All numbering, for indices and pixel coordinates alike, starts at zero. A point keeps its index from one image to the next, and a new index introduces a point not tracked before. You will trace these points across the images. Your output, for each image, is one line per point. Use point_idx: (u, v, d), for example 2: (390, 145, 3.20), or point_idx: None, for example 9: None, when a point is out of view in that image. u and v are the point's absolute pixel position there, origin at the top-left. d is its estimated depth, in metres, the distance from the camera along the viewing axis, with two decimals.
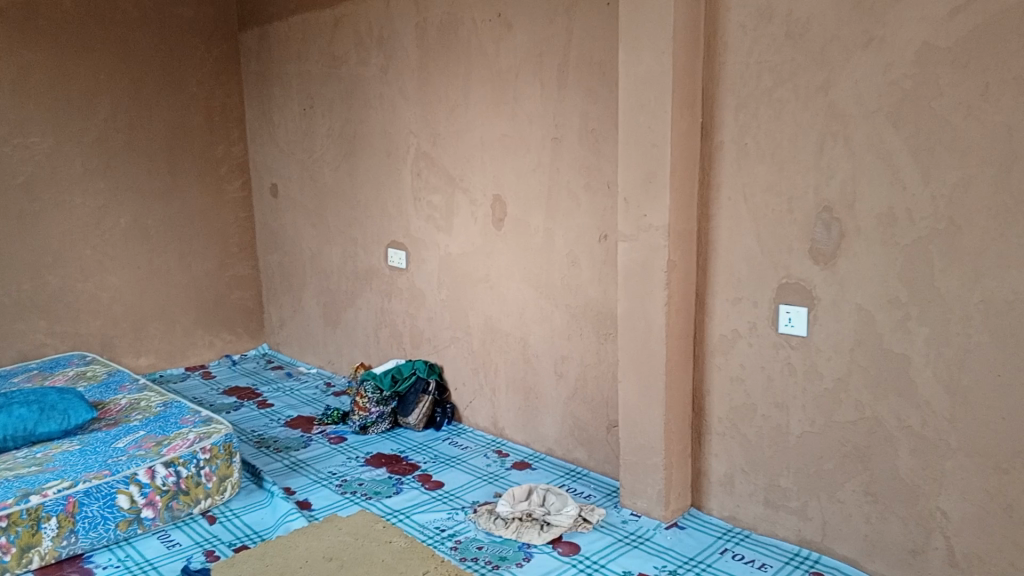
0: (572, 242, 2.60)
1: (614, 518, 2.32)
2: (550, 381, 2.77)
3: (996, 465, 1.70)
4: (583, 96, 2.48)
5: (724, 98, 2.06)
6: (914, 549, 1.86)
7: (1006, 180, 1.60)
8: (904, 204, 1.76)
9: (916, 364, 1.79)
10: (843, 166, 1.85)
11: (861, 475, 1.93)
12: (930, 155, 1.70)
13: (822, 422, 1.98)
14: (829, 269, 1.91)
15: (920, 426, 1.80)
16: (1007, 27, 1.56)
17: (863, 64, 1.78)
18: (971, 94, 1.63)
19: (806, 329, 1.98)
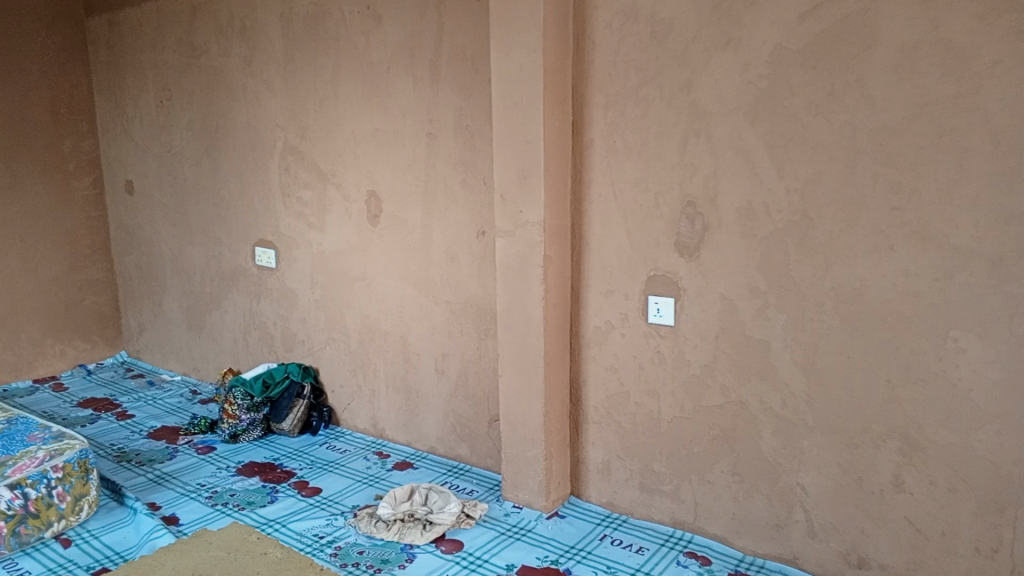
0: (450, 237, 2.58)
1: (496, 512, 2.33)
2: (431, 379, 2.74)
3: (847, 440, 1.82)
4: (457, 91, 2.47)
5: (593, 95, 2.11)
6: (777, 524, 1.97)
7: (851, 176, 1.72)
8: (761, 198, 1.86)
9: (775, 349, 1.89)
10: (706, 162, 1.92)
11: (728, 456, 2.02)
12: (784, 152, 1.80)
13: (691, 407, 2.07)
14: (694, 261, 1.99)
15: (780, 407, 1.91)
16: (849, 33, 1.67)
17: (722, 63, 1.86)
18: (819, 95, 1.73)
19: (674, 319, 2.05)
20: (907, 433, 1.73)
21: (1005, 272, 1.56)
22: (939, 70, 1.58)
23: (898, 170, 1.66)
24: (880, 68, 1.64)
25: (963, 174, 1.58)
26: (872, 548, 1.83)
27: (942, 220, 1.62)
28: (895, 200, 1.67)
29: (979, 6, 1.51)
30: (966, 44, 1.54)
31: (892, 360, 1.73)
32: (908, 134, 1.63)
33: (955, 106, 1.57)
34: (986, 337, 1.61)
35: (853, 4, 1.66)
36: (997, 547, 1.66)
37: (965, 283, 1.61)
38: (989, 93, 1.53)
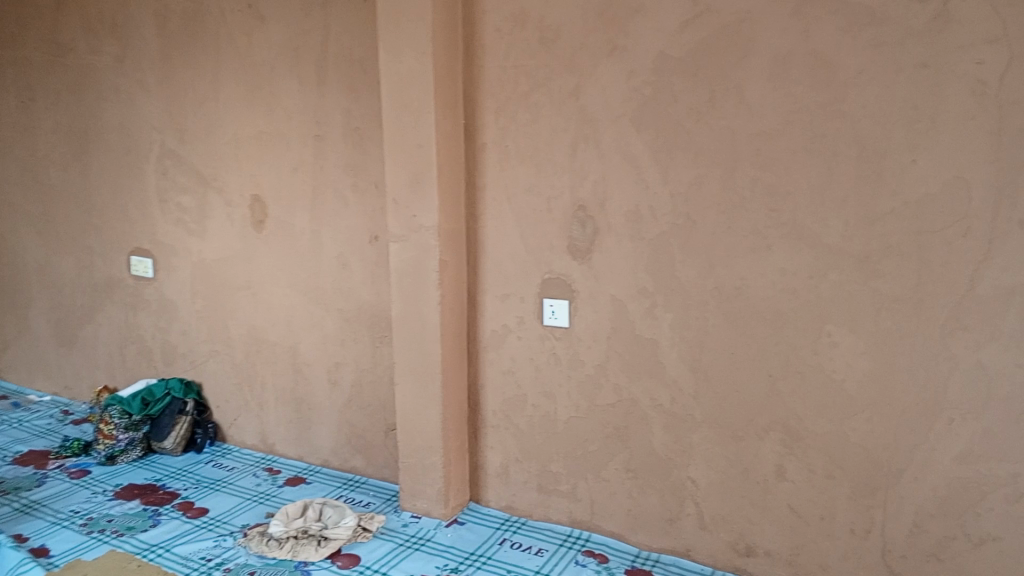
0: (341, 243, 2.52)
1: (394, 523, 2.28)
2: (323, 390, 2.67)
3: (733, 433, 1.90)
4: (345, 94, 2.41)
5: (484, 100, 2.11)
6: (670, 517, 2.03)
7: (731, 179, 1.79)
8: (648, 201, 1.91)
9: (664, 347, 1.95)
10: (595, 166, 1.96)
11: (622, 453, 2.06)
12: (669, 156, 1.86)
13: (586, 407, 2.10)
14: (586, 263, 2.02)
15: (669, 403, 1.97)
16: (727, 43, 1.74)
17: (609, 70, 1.90)
18: (700, 102, 1.80)
19: (568, 320, 2.08)
20: (788, 423, 1.82)
21: (872, 269, 1.66)
22: (808, 78, 1.67)
23: (774, 174, 1.74)
24: (756, 76, 1.72)
25: (833, 177, 1.68)
26: (758, 536, 1.91)
27: (814, 221, 1.71)
28: (772, 202, 1.75)
29: (844, 19, 1.61)
30: (833, 55, 1.64)
31: (773, 354, 1.81)
32: (783, 139, 1.72)
33: (824, 112, 1.66)
34: (856, 330, 1.70)
35: (730, 14, 1.73)
36: (870, 527, 1.76)
37: (836, 280, 1.71)
38: (854, 100, 1.63)
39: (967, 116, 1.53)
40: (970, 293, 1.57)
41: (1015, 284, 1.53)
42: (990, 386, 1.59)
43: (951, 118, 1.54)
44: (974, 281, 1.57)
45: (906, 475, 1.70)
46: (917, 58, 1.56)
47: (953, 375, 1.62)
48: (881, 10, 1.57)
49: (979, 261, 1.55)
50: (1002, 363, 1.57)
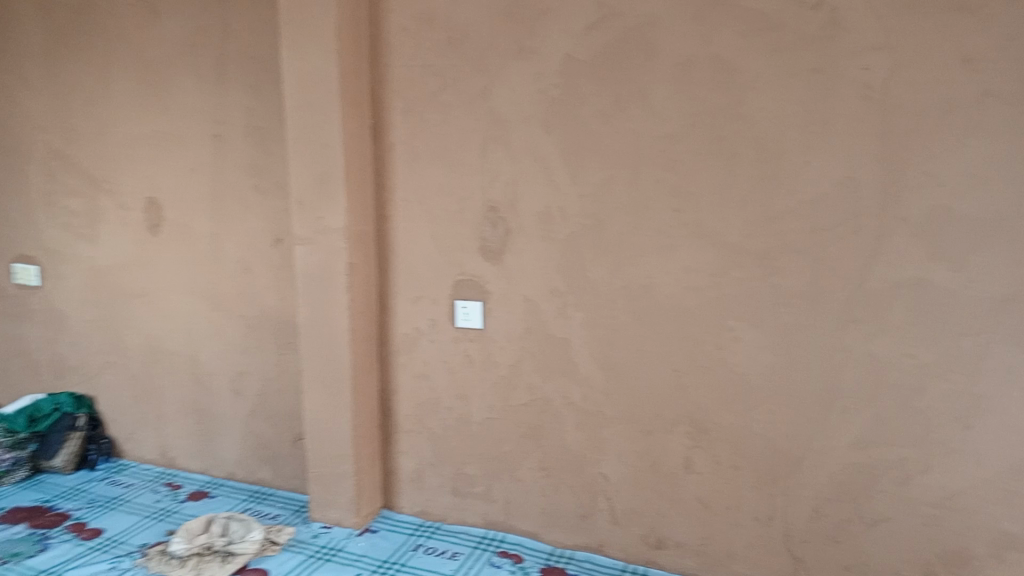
0: (243, 247, 2.43)
1: (304, 535, 2.22)
2: (227, 400, 2.56)
3: (643, 428, 1.93)
4: (246, 92, 2.33)
5: (391, 99, 2.07)
6: (584, 514, 2.05)
7: (637, 180, 1.83)
8: (557, 203, 1.92)
9: (576, 346, 1.97)
10: (504, 167, 1.96)
11: (536, 453, 2.07)
12: (578, 158, 1.88)
13: (500, 408, 2.09)
14: (498, 264, 2.02)
15: (582, 401, 1.99)
16: (631, 46, 1.78)
17: (517, 72, 1.90)
18: (607, 104, 1.82)
19: (481, 321, 2.07)
20: (695, 418, 1.87)
21: (771, 266, 1.73)
22: (709, 82, 1.72)
23: (678, 175, 1.79)
24: (659, 79, 1.76)
25: (733, 178, 1.73)
26: (668, 528, 1.96)
27: (716, 220, 1.77)
28: (676, 203, 1.80)
29: (742, 25, 1.67)
30: (732, 59, 1.69)
31: (680, 350, 1.85)
32: (686, 141, 1.77)
33: (724, 115, 1.72)
34: (757, 325, 1.77)
35: (635, 18, 1.77)
36: (773, 515, 1.83)
37: (738, 278, 1.77)
38: (752, 104, 1.69)
39: (856, 119, 1.61)
40: (860, 287, 1.66)
41: (901, 278, 1.62)
42: (880, 375, 1.67)
43: (841, 122, 1.62)
44: (865, 276, 1.65)
45: (805, 463, 1.77)
46: (809, 64, 1.63)
47: (847, 366, 1.70)
48: (776, 17, 1.64)
49: (869, 256, 1.64)
50: (891, 353, 1.66)
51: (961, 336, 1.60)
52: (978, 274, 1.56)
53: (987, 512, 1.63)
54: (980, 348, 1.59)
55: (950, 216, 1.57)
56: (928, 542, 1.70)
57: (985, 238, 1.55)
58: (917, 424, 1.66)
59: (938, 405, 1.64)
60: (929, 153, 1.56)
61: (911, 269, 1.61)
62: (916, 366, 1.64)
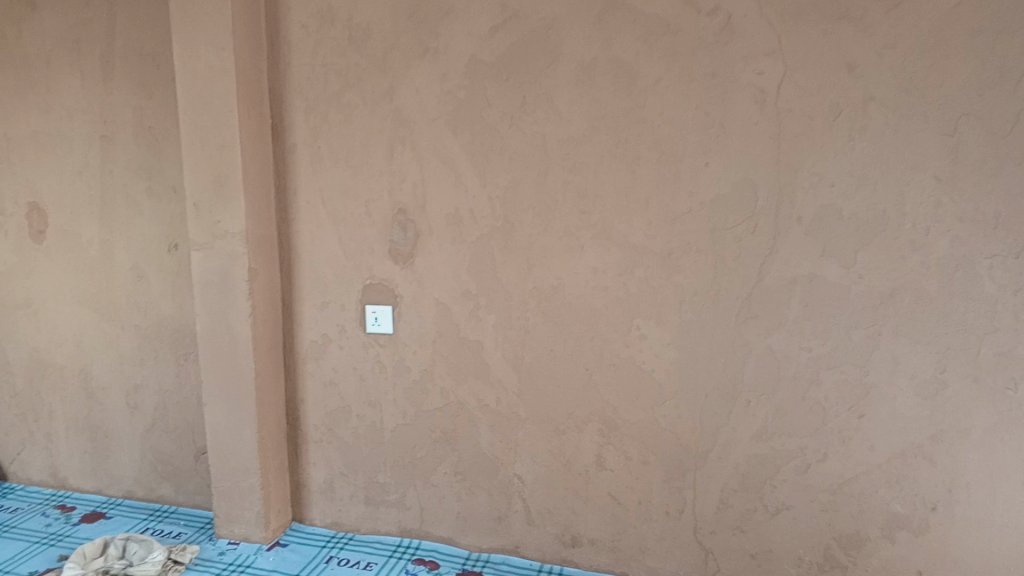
0: (136, 253, 2.31)
1: (209, 553, 2.13)
2: (123, 415, 2.43)
3: (556, 428, 1.95)
4: (136, 91, 2.22)
5: (292, 100, 2.01)
6: (499, 516, 2.05)
7: (545, 182, 1.84)
8: (466, 205, 1.91)
9: (488, 348, 1.96)
10: (412, 169, 1.93)
11: (450, 457, 2.06)
12: (485, 160, 1.87)
13: (412, 413, 2.07)
14: (407, 267, 1.99)
15: (495, 403, 1.99)
16: (535, 48, 1.79)
17: (422, 72, 1.88)
18: (513, 106, 1.83)
19: (392, 326, 2.03)
20: (606, 415, 1.90)
21: (675, 266, 1.78)
22: (612, 85, 1.75)
23: (584, 177, 1.81)
24: (564, 81, 1.78)
25: (637, 179, 1.77)
26: (582, 526, 1.98)
27: (622, 221, 1.80)
28: (583, 205, 1.82)
29: (642, 30, 1.71)
30: (633, 63, 1.73)
31: (589, 349, 1.88)
32: (590, 143, 1.79)
33: (627, 118, 1.75)
34: (663, 323, 1.81)
35: (538, 20, 1.78)
36: (682, 507, 1.88)
37: (644, 277, 1.80)
38: (653, 107, 1.73)
39: (751, 122, 1.67)
40: (759, 284, 1.72)
41: (796, 274, 1.69)
42: (779, 368, 1.74)
43: (737, 124, 1.68)
44: (762, 273, 1.72)
45: (711, 455, 1.83)
46: (707, 68, 1.68)
47: (748, 361, 1.76)
48: (674, 22, 1.68)
49: (766, 255, 1.70)
50: (788, 346, 1.73)
51: (852, 328, 1.68)
52: (866, 270, 1.65)
53: (879, 495, 1.73)
54: (870, 340, 1.67)
55: (839, 215, 1.65)
56: (827, 527, 1.78)
57: (872, 235, 1.63)
58: (814, 414, 1.74)
59: (832, 395, 1.72)
60: (820, 155, 1.64)
61: (805, 266, 1.68)
62: (812, 359, 1.72)
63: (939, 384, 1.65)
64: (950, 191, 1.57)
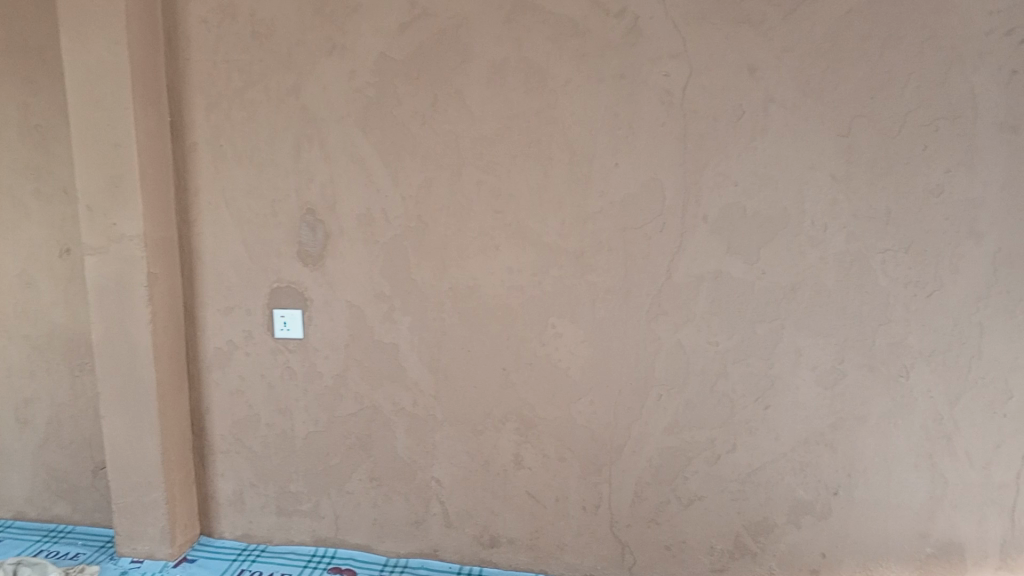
0: (23, 258, 2.16)
1: (110, 573, 2.02)
2: (11, 431, 2.28)
3: (473, 429, 1.94)
4: (21, 85, 2.08)
5: (192, 96, 1.93)
6: (416, 520, 2.03)
7: (458, 182, 1.83)
8: (378, 205, 1.88)
9: (403, 351, 1.94)
10: (320, 169, 1.89)
11: (365, 462, 2.02)
12: (397, 159, 1.85)
13: (325, 419, 2.02)
14: (317, 269, 1.94)
15: (411, 406, 1.96)
16: (445, 47, 1.78)
17: (329, 69, 1.84)
18: (424, 105, 1.81)
19: (301, 331, 1.98)
20: (522, 414, 1.90)
21: (587, 264, 1.80)
22: (523, 85, 1.75)
23: (497, 177, 1.81)
24: (474, 81, 1.77)
25: (549, 179, 1.78)
26: (500, 526, 1.98)
27: (536, 221, 1.81)
28: (497, 204, 1.82)
29: (551, 30, 1.72)
30: (544, 63, 1.74)
31: (506, 349, 1.88)
32: (503, 143, 1.79)
33: (539, 118, 1.76)
34: (577, 322, 1.83)
35: (447, 19, 1.76)
36: (599, 503, 1.91)
37: (558, 276, 1.82)
38: (564, 107, 1.74)
39: (659, 123, 1.71)
40: (669, 281, 1.76)
41: (703, 271, 1.74)
42: (689, 363, 1.79)
43: (645, 125, 1.71)
44: (671, 271, 1.76)
45: (626, 449, 1.86)
46: (615, 69, 1.70)
47: (659, 356, 1.80)
48: (583, 24, 1.70)
49: (675, 252, 1.74)
50: (697, 341, 1.78)
51: (757, 322, 1.74)
52: (768, 266, 1.71)
53: (785, 483, 1.80)
54: (773, 333, 1.74)
55: (743, 213, 1.70)
56: (737, 515, 1.84)
57: (773, 232, 1.70)
58: (722, 406, 1.79)
59: (740, 387, 1.78)
60: (724, 155, 1.69)
61: (712, 263, 1.73)
62: (719, 353, 1.77)
63: (837, 374, 1.73)
64: (845, 190, 1.65)
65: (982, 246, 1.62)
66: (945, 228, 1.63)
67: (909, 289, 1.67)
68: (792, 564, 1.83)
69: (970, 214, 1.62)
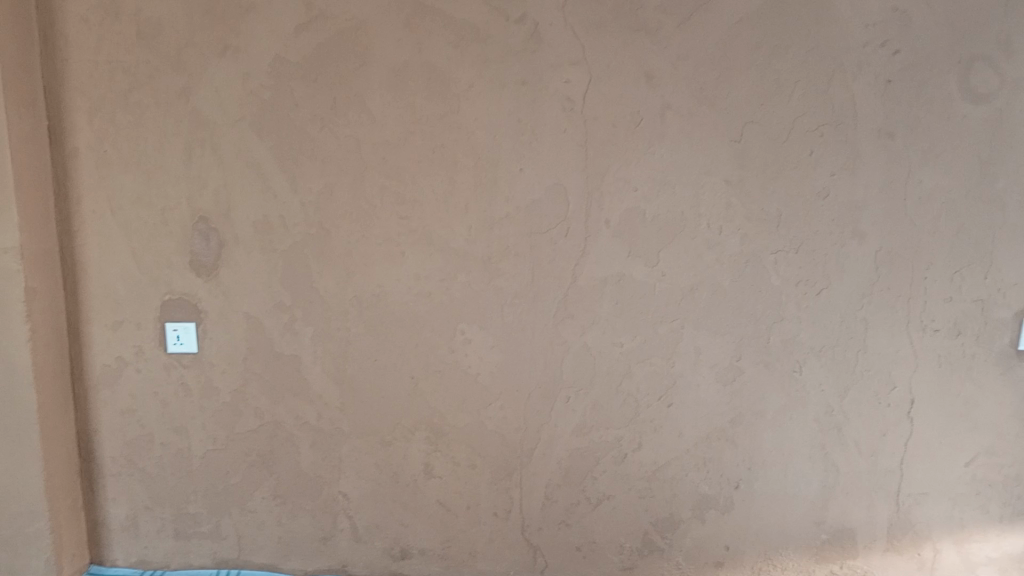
0: None
1: None
2: None
3: (380, 440, 1.91)
4: None
5: (72, 99, 1.82)
6: (324, 536, 1.97)
7: (359, 188, 1.79)
8: (276, 212, 1.82)
9: (306, 362, 1.88)
10: (214, 175, 1.81)
11: (268, 479, 1.95)
12: (295, 165, 1.80)
13: (224, 436, 1.94)
14: (212, 280, 1.86)
15: (315, 420, 1.91)
16: (344, 50, 1.74)
17: (222, 72, 1.77)
18: (323, 109, 1.77)
19: (197, 345, 1.89)
20: (431, 422, 1.88)
21: (494, 269, 1.80)
22: (426, 90, 1.74)
23: (400, 182, 1.78)
24: (376, 85, 1.75)
25: (454, 185, 1.77)
26: (411, 537, 1.95)
27: (441, 227, 1.79)
28: (401, 210, 1.79)
29: (452, 35, 1.71)
30: (445, 68, 1.73)
31: (413, 357, 1.86)
32: (405, 148, 1.77)
33: (442, 123, 1.75)
34: (485, 328, 1.83)
35: (345, 22, 1.73)
36: (509, 508, 1.91)
37: (465, 282, 1.81)
38: (467, 113, 1.74)
39: (560, 128, 1.73)
40: (574, 285, 1.78)
41: (607, 275, 1.77)
42: (595, 365, 1.82)
43: (547, 130, 1.73)
44: (576, 275, 1.78)
45: (536, 454, 1.87)
46: (517, 75, 1.71)
47: (566, 360, 1.82)
48: (484, 29, 1.70)
49: (579, 257, 1.77)
50: (602, 343, 1.81)
51: (659, 323, 1.79)
52: (668, 269, 1.76)
53: (689, 479, 1.85)
54: (675, 333, 1.79)
55: (644, 217, 1.74)
56: (644, 513, 1.88)
57: (673, 236, 1.75)
58: (628, 406, 1.83)
59: (644, 387, 1.82)
60: (625, 160, 1.72)
61: (615, 266, 1.77)
62: (624, 354, 1.81)
63: (735, 370, 1.80)
64: (738, 194, 1.72)
65: (864, 246, 1.72)
66: (830, 229, 1.72)
67: (800, 288, 1.75)
68: (697, 557, 1.89)
69: (853, 216, 1.71)
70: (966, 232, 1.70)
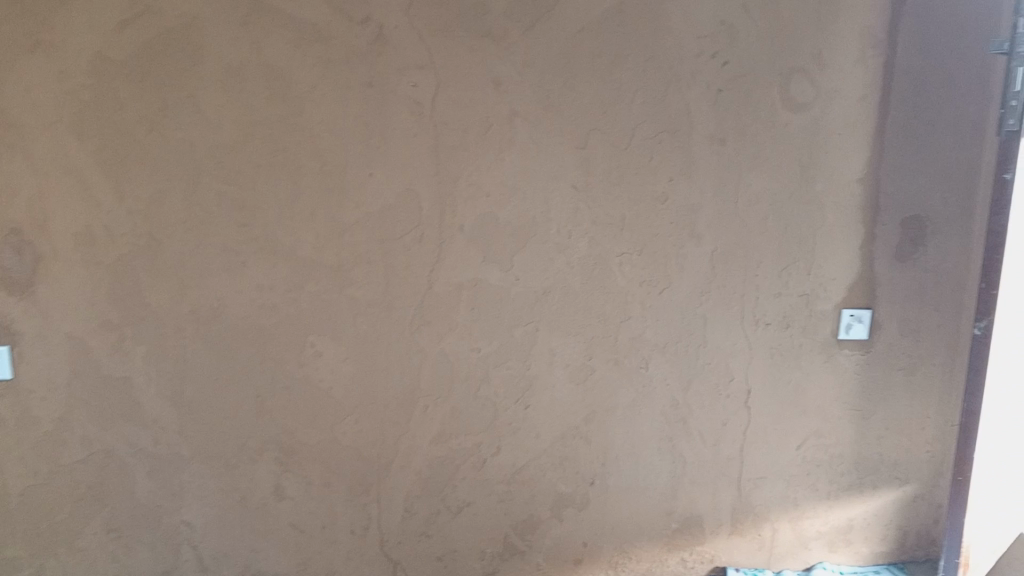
0: None
1: None
2: None
3: (226, 462, 1.80)
4: None
5: None
6: (166, 570, 1.84)
7: (194, 194, 1.69)
8: (100, 221, 1.68)
9: (140, 384, 1.75)
10: (26, 182, 1.65)
11: (100, 513, 1.80)
12: (121, 171, 1.67)
13: (46, 469, 1.76)
14: (27, 299, 1.69)
15: (152, 445, 1.78)
16: (174, 48, 1.63)
17: (32, 69, 1.61)
18: (151, 110, 1.65)
19: (11, 371, 1.71)
20: (282, 440, 1.81)
21: (346, 278, 1.75)
22: (264, 92, 1.67)
23: (240, 188, 1.70)
24: (210, 86, 1.65)
25: (298, 191, 1.71)
26: (263, 562, 1.86)
27: (287, 235, 1.72)
28: (242, 218, 1.71)
29: (292, 35, 1.65)
30: (285, 69, 1.66)
31: (261, 372, 1.77)
32: (244, 152, 1.69)
33: (283, 126, 1.68)
34: (337, 339, 1.77)
35: (174, 17, 1.62)
36: (368, 524, 1.87)
37: (315, 292, 1.75)
38: (309, 116, 1.68)
39: (409, 133, 1.71)
40: (430, 291, 1.77)
41: (461, 280, 1.77)
42: (451, 371, 1.81)
43: (396, 135, 1.71)
44: (432, 281, 1.77)
45: (394, 465, 1.84)
46: (361, 78, 1.68)
47: (423, 367, 1.80)
48: (326, 30, 1.65)
49: (433, 263, 1.76)
50: (459, 348, 1.80)
51: (513, 327, 1.81)
52: (521, 273, 1.78)
53: (547, 479, 1.89)
54: (529, 336, 1.82)
55: (496, 222, 1.76)
56: (505, 516, 1.89)
57: (524, 241, 1.77)
58: (487, 410, 1.84)
59: (501, 391, 1.83)
60: (475, 166, 1.73)
61: (469, 272, 1.77)
62: (481, 358, 1.81)
63: (587, 369, 1.85)
64: (585, 199, 1.77)
65: (700, 246, 1.82)
66: (670, 232, 1.81)
67: (644, 288, 1.83)
68: (557, 556, 1.93)
69: (690, 218, 1.81)
70: (789, 232, 1.84)
